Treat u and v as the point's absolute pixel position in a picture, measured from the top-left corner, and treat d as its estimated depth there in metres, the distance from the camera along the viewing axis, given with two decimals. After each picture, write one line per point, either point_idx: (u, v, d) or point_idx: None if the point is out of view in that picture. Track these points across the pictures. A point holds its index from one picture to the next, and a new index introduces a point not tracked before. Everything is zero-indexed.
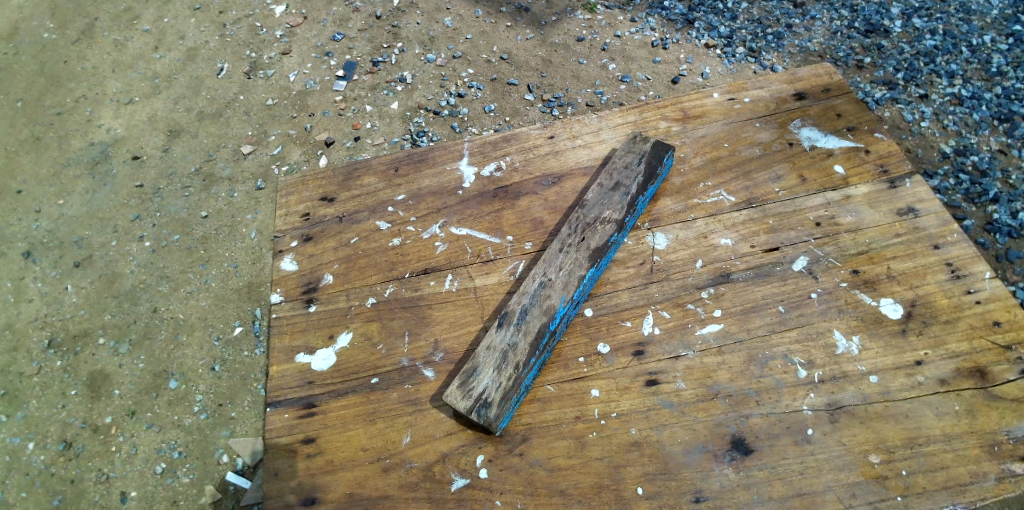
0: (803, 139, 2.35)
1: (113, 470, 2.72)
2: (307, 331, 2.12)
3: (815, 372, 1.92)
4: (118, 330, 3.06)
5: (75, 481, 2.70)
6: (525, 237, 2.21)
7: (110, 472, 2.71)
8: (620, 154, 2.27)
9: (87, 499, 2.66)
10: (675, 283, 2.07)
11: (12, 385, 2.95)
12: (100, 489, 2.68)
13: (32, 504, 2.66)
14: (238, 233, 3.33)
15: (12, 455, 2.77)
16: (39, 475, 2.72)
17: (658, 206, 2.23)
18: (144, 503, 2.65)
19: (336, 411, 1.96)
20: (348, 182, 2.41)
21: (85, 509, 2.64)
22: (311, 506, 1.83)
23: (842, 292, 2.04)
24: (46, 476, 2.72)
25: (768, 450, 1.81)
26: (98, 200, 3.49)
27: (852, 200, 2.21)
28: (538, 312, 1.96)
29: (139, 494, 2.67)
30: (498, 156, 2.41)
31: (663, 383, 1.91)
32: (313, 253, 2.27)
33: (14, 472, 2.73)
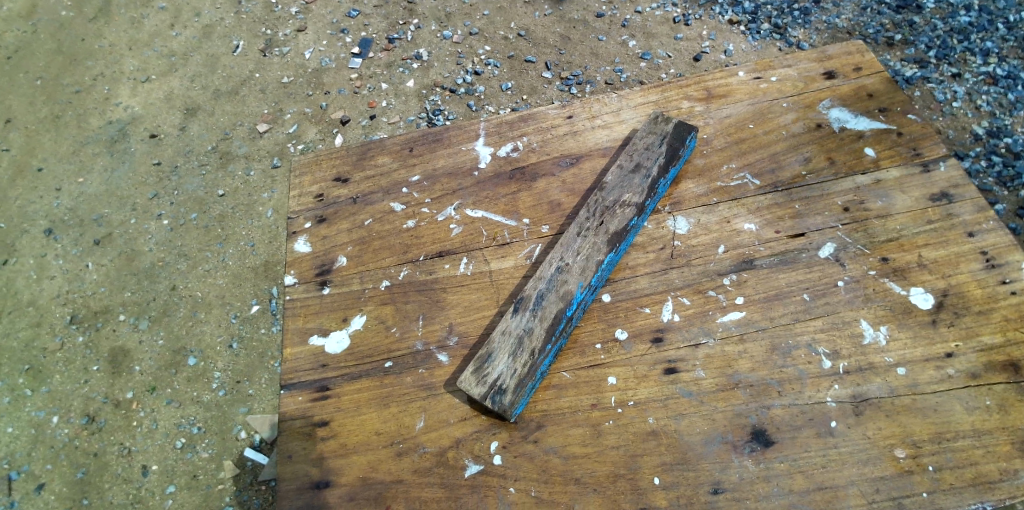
0: (832, 120, 2.27)
1: (135, 444, 2.75)
2: (321, 314, 2.10)
3: (840, 363, 1.86)
4: (138, 307, 3.08)
5: (98, 454, 2.73)
6: (542, 220, 2.16)
7: (131, 446, 2.74)
8: (641, 134, 2.20)
9: (110, 471, 2.69)
10: (696, 269, 2.01)
11: (36, 360, 2.99)
12: (122, 463, 2.71)
13: (56, 476, 2.70)
14: (254, 212, 3.32)
15: (37, 428, 2.82)
16: (63, 448, 2.76)
17: (680, 189, 2.17)
18: (165, 478, 2.67)
19: (350, 395, 1.95)
20: (362, 161, 2.38)
21: (107, 481, 2.67)
22: (325, 489, 1.83)
23: (870, 281, 1.97)
24: (70, 449, 2.75)
25: (790, 442, 1.77)
26: (117, 177, 3.49)
27: (883, 184, 2.13)
28: (555, 297, 1.92)
29: (159, 468, 2.69)
30: (515, 136, 2.35)
31: (682, 372, 1.87)
32: (327, 235, 2.24)
33: (39, 445, 2.77)
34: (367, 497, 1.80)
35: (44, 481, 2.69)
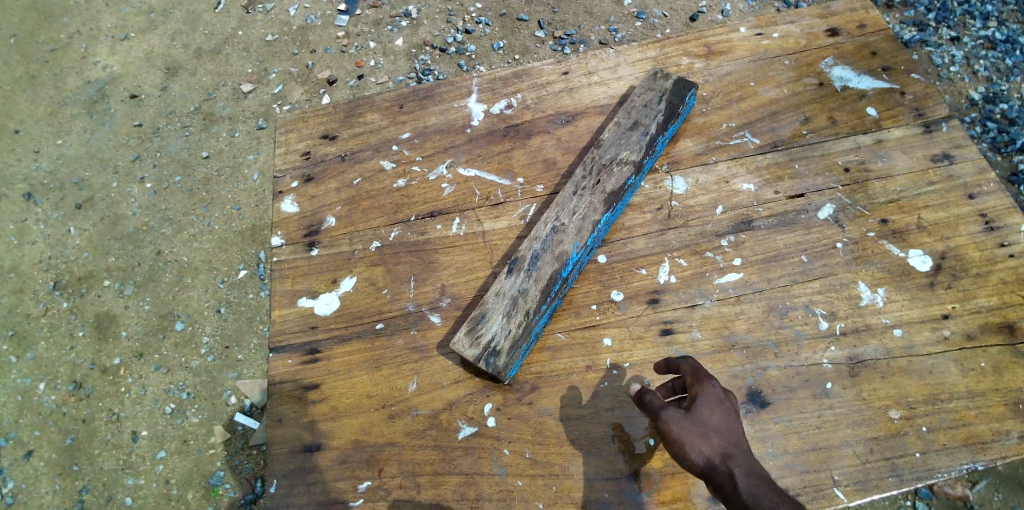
0: (834, 78, 2.21)
1: (124, 410, 2.66)
2: (310, 275, 2.05)
3: (837, 324, 1.84)
4: (123, 273, 2.93)
5: (87, 420, 2.64)
6: (537, 180, 2.11)
7: (120, 412, 2.65)
8: (640, 91, 2.12)
9: (100, 437, 2.61)
10: (694, 230, 1.97)
11: (20, 325, 2.84)
12: (111, 429, 2.62)
13: (45, 443, 2.60)
14: (240, 175, 3.17)
15: (23, 395, 2.70)
16: (51, 415, 2.66)
17: (678, 147, 2.11)
18: (156, 443, 2.60)
19: (341, 357, 1.91)
20: (350, 118, 2.31)
21: (98, 447, 2.59)
22: (316, 452, 1.80)
23: (869, 243, 1.94)
24: (58, 416, 2.65)
25: (786, 403, 1.76)
26: (97, 140, 3.29)
27: (884, 144, 2.09)
28: (550, 258, 1.87)
29: (150, 433, 2.62)
30: (509, 93, 2.28)
31: (678, 333, 1.84)
32: (314, 195, 2.18)
33: (26, 412, 2.66)
34: (360, 460, 1.78)
35: (33, 448, 2.60)
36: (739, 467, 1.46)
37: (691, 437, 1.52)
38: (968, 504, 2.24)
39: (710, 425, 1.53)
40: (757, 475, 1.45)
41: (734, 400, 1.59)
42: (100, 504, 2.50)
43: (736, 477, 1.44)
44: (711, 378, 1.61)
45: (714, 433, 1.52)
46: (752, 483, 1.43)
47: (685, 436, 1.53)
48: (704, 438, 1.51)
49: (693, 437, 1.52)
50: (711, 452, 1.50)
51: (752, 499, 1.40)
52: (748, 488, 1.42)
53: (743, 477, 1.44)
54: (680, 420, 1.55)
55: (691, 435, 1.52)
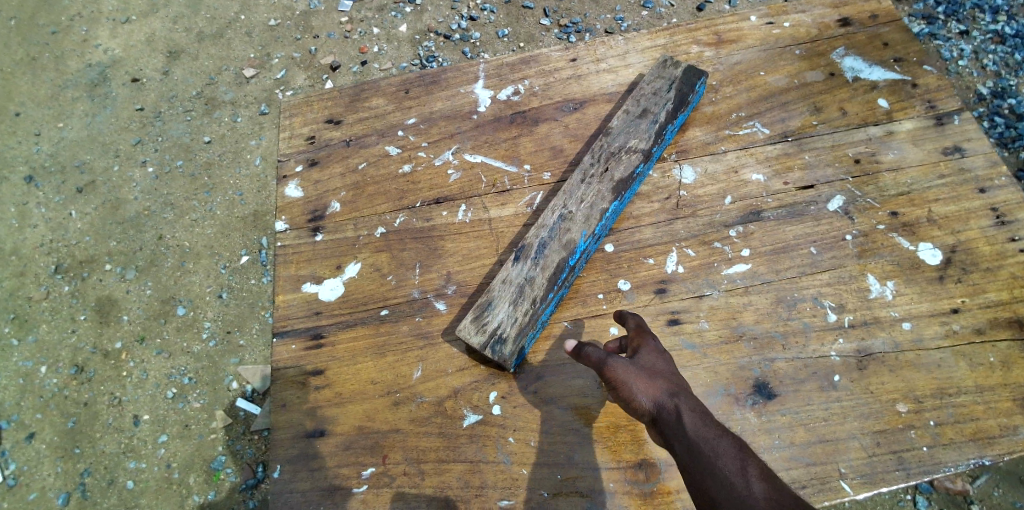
0: (846, 69, 2.18)
1: (125, 394, 2.65)
2: (315, 261, 2.04)
3: (845, 317, 1.83)
4: (124, 257, 2.90)
5: (88, 404, 2.63)
6: (544, 167, 2.09)
7: (122, 396, 2.64)
8: (649, 79, 2.10)
9: (101, 421, 2.60)
10: (702, 220, 1.96)
11: (21, 309, 2.82)
12: (113, 412, 2.62)
13: (47, 426, 2.60)
14: (242, 160, 3.14)
15: (25, 378, 2.69)
16: (53, 398, 2.65)
17: (687, 136, 2.09)
18: (157, 427, 2.60)
19: (345, 343, 1.90)
20: (355, 103, 2.28)
21: (99, 431, 2.59)
22: (320, 438, 1.80)
23: (879, 235, 1.93)
24: (59, 399, 2.65)
25: (792, 395, 1.75)
26: (98, 123, 3.24)
27: (895, 136, 2.07)
28: (557, 246, 1.85)
29: (151, 418, 2.61)
30: (516, 79, 2.26)
31: (685, 323, 1.83)
32: (319, 180, 2.16)
33: (28, 395, 2.66)
34: (364, 446, 1.77)
35: (35, 431, 2.59)
36: (683, 403, 1.45)
37: (637, 379, 1.51)
38: (968, 499, 2.27)
39: (654, 369, 1.54)
40: (700, 411, 1.43)
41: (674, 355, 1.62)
42: (102, 487, 2.50)
43: (681, 412, 1.43)
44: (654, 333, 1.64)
45: (658, 375, 1.52)
46: (696, 417, 1.41)
47: (631, 378, 1.52)
48: (649, 380, 1.51)
49: (639, 378, 1.52)
50: (656, 392, 1.49)
51: (697, 431, 1.38)
52: (692, 420, 1.40)
53: (687, 411, 1.43)
54: (626, 365, 1.55)
55: (637, 377, 1.52)
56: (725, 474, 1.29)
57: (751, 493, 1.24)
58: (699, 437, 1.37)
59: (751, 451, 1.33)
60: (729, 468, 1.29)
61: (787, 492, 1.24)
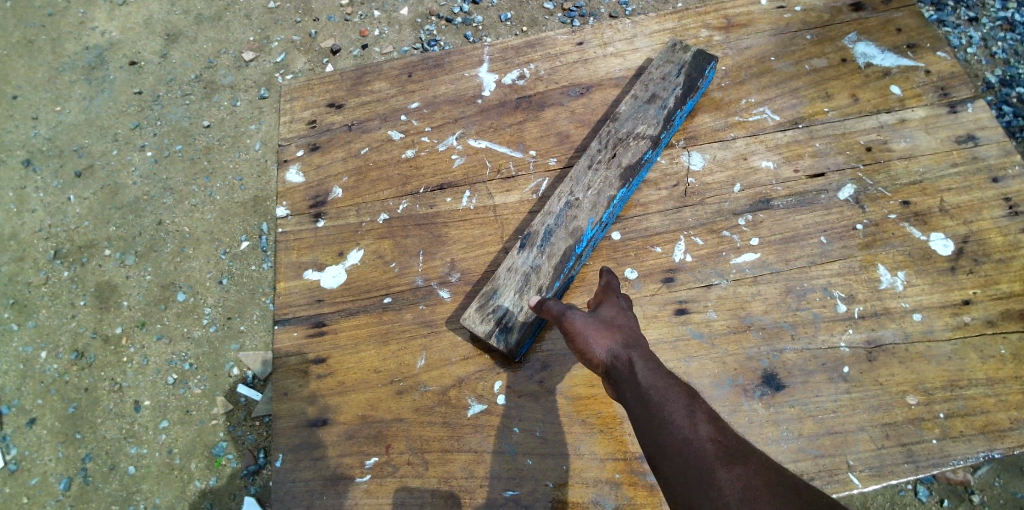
0: (858, 55, 2.14)
1: (126, 380, 2.63)
2: (316, 247, 2.01)
3: (855, 308, 1.80)
4: (124, 242, 2.87)
5: (89, 389, 2.61)
6: (549, 153, 2.06)
7: (123, 382, 2.62)
8: (657, 63, 2.06)
9: (102, 406, 2.58)
10: (711, 208, 1.93)
11: (21, 294, 2.79)
12: (114, 398, 2.60)
13: (48, 411, 2.58)
14: (242, 145, 3.10)
15: (25, 363, 2.67)
16: (54, 383, 2.63)
17: (695, 122, 2.05)
18: (158, 413, 2.58)
19: (347, 331, 1.88)
20: (357, 87, 2.24)
21: (100, 416, 2.57)
22: (322, 427, 1.78)
23: (890, 225, 1.90)
24: (60, 384, 2.62)
25: (801, 386, 1.73)
26: (96, 107, 3.19)
27: (907, 124, 2.03)
28: (564, 233, 1.82)
29: (152, 403, 2.59)
30: (521, 63, 2.21)
31: (693, 313, 1.81)
32: (320, 164, 2.13)
33: (29, 380, 2.64)
34: (367, 435, 1.75)
35: (36, 416, 2.57)
36: (638, 354, 1.47)
37: (595, 332, 1.53)
38: (968, 489, 2.30)
39: (614, 323, 1.55)
40: (653, 361, 1.46)
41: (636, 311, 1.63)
42: (103, 472, 2.48)
43: (634, 362, 1.45)
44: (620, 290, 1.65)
45: (616, 328, 1.54)
46: (649, 367, 1.44)
47: (589, 330, 1.53)
48: (606, 332, 1.53)
49: (597, 331, 1.53)
50: (612, 344, 1.50)
51: (649, 382, 1.40)
52: (645, 370, 1.43)
53: (641, 362, 1.45)
54: (585, 319, 1.56)
55: (595, 330, 1.53)
56: (673, 420, 1.32)
57: (697, 437, 1.28)
58: (650, 387, 1.39)
59: (700, 398, 1.37)
60: (678, 416, 1.33)
61: (731, 436, 1.28)
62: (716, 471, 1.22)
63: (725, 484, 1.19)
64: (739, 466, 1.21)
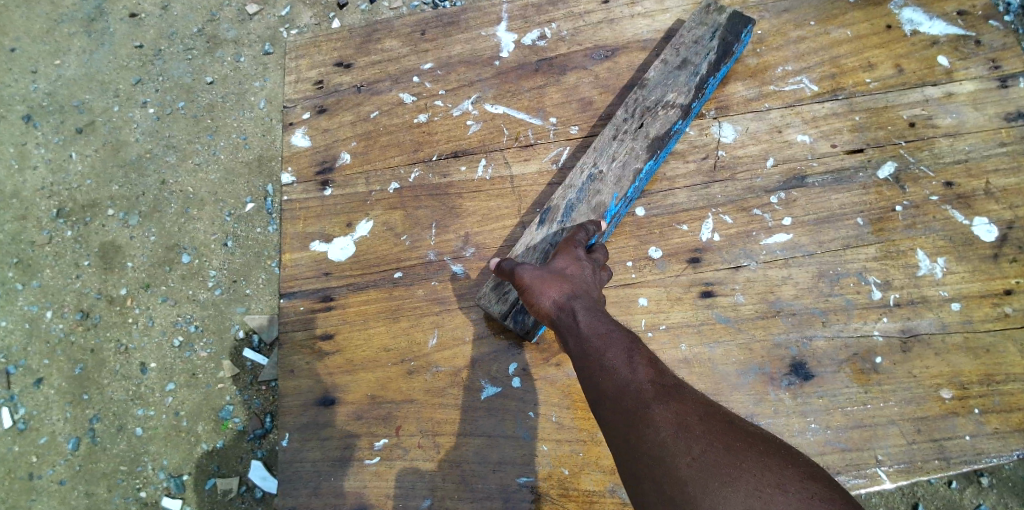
0: (904, 21, 1.99)
1: (132, 341, 2.52)
2: (324, 217, 1.92)
3: (891, 295, 1.71)
4: (127, 201, 2.69)
5: (95, 350, 2.50)
6: (571, 120, 1.94)
7: (129, 343, 2.51)
8: (690, 25, 1.92)
9: (108, 369, 2.48)
10: (741, 184, 1.81)
11: (25, 253, 2.63)
12: (120, 360, 2.50)
13: (54, 373, 2.48)
14: (246, 102, 2.89)
15: (31, 322, 2.54)
16: (60, 344, 2.51)
17: (728, 91, 1.92)
18: (164, 375, 2.49)
19: (356, 307, 1.80)
20: (367, 45, 2.12)
21: (107, 379, 2.47)
22: (330, 407, 1.71)
23: (932, 207, 1.79)
24: (66, 345, 2.51)
25: (831, 376, 1.64)
26: (96, 61, 2.94)
27: (954, 98, 1.90)
28: (586, 209, 1.72)
29: (159, 366, 2.50)
30: (542, 22, 2.08)
31: (719, 296, 1.71)
32: (327, 128, 2.02)
33: (35, 340, 2.51)
34: (377, 416, 1.69)
35: (43, 377, 2.47)
36: (582, 302, 1.46)
37: (544, 284, 1.50)
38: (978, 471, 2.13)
39: (564, 274, 1.52)
40: (598, 310, 1.45)
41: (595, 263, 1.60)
42: (111, 433, 2.41)
43: (579, 311, 1.44)
44: (582, 243, 1.62)
45: (565, 279, 1.51)
46: (593, 315, 1.43)
47: (537, 283, 1.51)
48: (554, 282, 1.50)
49: (545, 281, 1.51)
50: (559, 295, 1.48)
51: (591, 332, 1.40)
52: (589, 319, 1.43)
53: (584, 310, 1.44)
54: (534, 270, 1.54)
55: (543, 281, 1.51)
56: (614, 364, 1.33)
57: (636, 378, 1.30)
58: (591, 336, 1.39)
59: (640, 342, 1.38)
60: (617, 363, 1.33)
61: (668, 376, 1.31)
62: (654, 410, 1.24)
63: (662, 422, 1.22)
64: (675, 404, 1.25)
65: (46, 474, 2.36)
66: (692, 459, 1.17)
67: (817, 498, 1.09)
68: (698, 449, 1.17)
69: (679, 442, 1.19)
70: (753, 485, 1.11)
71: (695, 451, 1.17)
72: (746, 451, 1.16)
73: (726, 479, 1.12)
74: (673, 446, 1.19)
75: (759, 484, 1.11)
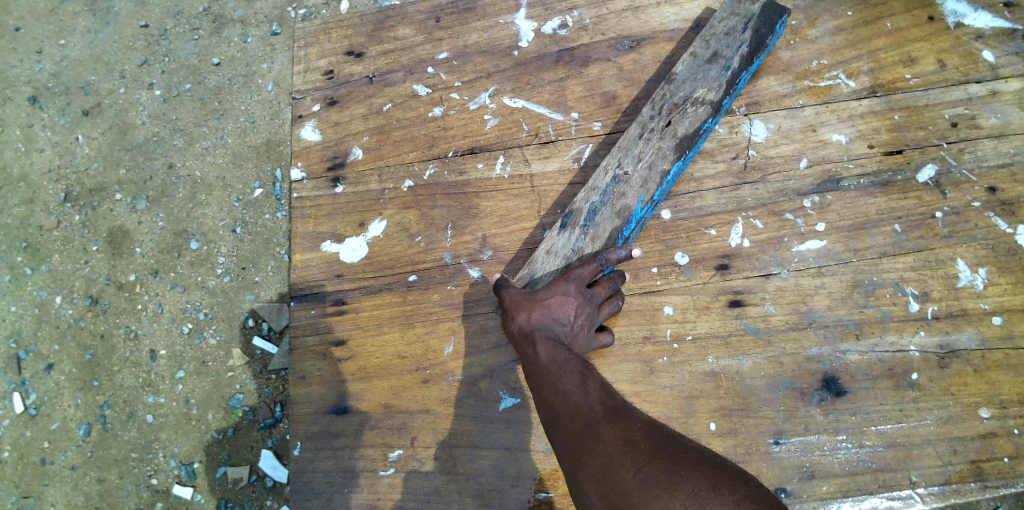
0: (947, 13, 1.88)
1: (141, 328, 2.47)
2: (335, 216, 1.84)
3: (929, 307, 1.63)
4: (135, 186, 2.62)
5: (104, 337, 2.46)
6: (594, 116, 1.85)
7: (138, 329, 2.47)
8: (721, 15, 1.81)
9: (118, 355, 2.44)
10: (773, 186, 1.73)
11: (33, 238, 2.56)
12: (130, 346, 2.45)
13: (64, 359, 2.44)
14: (253, 85, 2.79)
15: (41, 308, 2.49)
16: (70, 329, 2.46)
17: (760, 85, 1.82)
18: (174, 363, 2.44)
19: (369, 311, 1.74)
20: (379, 32, 2.02)
21: (117, 365, 2.43)
22: (344, 416, 1.67)
23: (973, 214, 1.70)
24: (76, 331, 2.46)
25: (864, 393, 1.58)
26: (101, 41, 2.82)
27: (999, 97, 1.79)
28: (610, 213, 1.64)
29: (168, 353, 2.45)
30: (564, 9, 1.97)
31: (748, 306, 1.65)
32: (338, 122, 1.94)
33: (44, 326, 2.47)
34: (391, 426, 1.65)
35: (53, 363, 2.43)
36: (546, 330, 1.53)
37: (518, 309, 1.55)
38: None
39: (541, 299, 1.55)
40: (560, 337, 1.53)
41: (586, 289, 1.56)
42: (122, 420, 2.38)
43: (541, 338, 1.52)
44: (581, 277, 1.55)
45: (540, 305, 1.54)
46: (554, 342, 1.52)
47: (513, 307, 1.56)
48: (529, 309, 1.54)
49: (518, 302, 1.56)
50: (529, 323, 1.54)
51: (548, 364, 1.49)
52: (549, 345, 1.51)
53: (547, 341, 1.52)
54: (514, 291, 1.58)
55: (518, 305, 1.56)
56: (567, 389, 1.44)
57: (588, 401, 1.41)
58: (548, 366, 1.48)
59: (594, 371, 1.48)
60: (570, 391, 1.43)
61: (617, 400, 1.42)
62: (603, 429, 1.34)
63: (610, 438, 1.31)
64: (622, 423, 1.35)
65: (58, 460, 2.34)
66: (635, 470, 1.22)
67: (750, 500, 1.12)
68: (642, 460, 1.24)
69: (625, 455, 1.26)
70: (690, 489, 1.15)
71: (639, 464, 1.23)
72: (685, 462, 1.22)
73: (665, 484, 1.17)
74: (619, 461, 1.25)
75: (696, 489, 1.15)
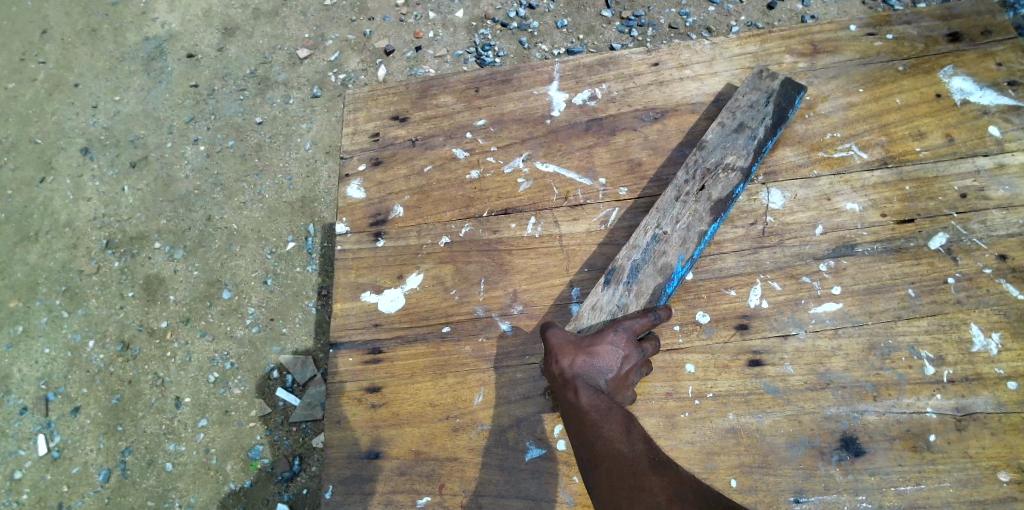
0: (954, 91, 1.98)
1: (168, 375, 2.56)
2: (376, 268, 1.95)
3: (945, 371, 1.68)
4: (173, 236, 2.77)
5: (132, 382, 2.55)
6: (620, 182, 1.97)
7: (165, 377, 2.56)
8: (744, 90, 1.96)
9: (144, 400, 2.53)
10: (790, 250, 1.82)
11: (73, 282, 2.71)
12: (156, 393, 2.54)
13: (92, 402, 2.53)
14: (292, 144, 2.95)
15: (74, 351, 2.60)
16: (99, 374, 2.57)
17: (777, 156, 1.93)
18: (197, 411, 2.52)
19: (404, 360, 1.82)
20: (422, 99, 2.16)
21: (142, 411, 2.51)
22: (376, 460, 1.74)
23: (985, 280, 1.77)
24: (105, 375, 2.57)
25: (883, 453, 1.63)
26: (154, 98, 3.01)
27: (1007, 170, 1.88)
28: (652, 270, 1.75)
29: (193, 401, 2.53)
30: (593, 82, 2.11)
31: (767, 365, 1.71)
32: (382, 181, 2.07)
33: (75, 369, 2.58)
34: (421, 473, 1.71)
35: (81, 406, 2.53)
36: (587, 376, 1.59)
37: (563, 353, 1.62)
38: None
39: (587, 346, 1.62)
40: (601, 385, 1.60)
41: (632, 345, 1.64)
42: (141, 466, 2.44)
43: (582, 384, 1.58)
44: (632, 329, 1.65)
45: (585, 350, 1.61)
46: (595, 387, 1.58)
47: (558, 349, 1.62)
48: (573, 352, 1.62)
49: (562, 346, 1.62)
50: (573, 366, 1.60)
51: (590, 409, 1.56)
52: (590, 391, 1.58)
53: (589, 387, 1.58)
54: (560, 334, 1.65)
55: (564, 349, 1.62)
56: (610, 436, 1.52)
57: (631, 451, 1.50)
58: (591, 411, 1.56)
59: (636, 422, 1.56)
60: (613, 439, 1.52)
61: (661, 455, 1.50)
62: (649, 478, 1.45)
63: (656, 489, 1.42)
64: (668, 475, 1.45)
65: (76, 504, 2.41)
66: None
67: None
68: None
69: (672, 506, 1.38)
70: None
71: None
72: None
73: None
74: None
75: None
